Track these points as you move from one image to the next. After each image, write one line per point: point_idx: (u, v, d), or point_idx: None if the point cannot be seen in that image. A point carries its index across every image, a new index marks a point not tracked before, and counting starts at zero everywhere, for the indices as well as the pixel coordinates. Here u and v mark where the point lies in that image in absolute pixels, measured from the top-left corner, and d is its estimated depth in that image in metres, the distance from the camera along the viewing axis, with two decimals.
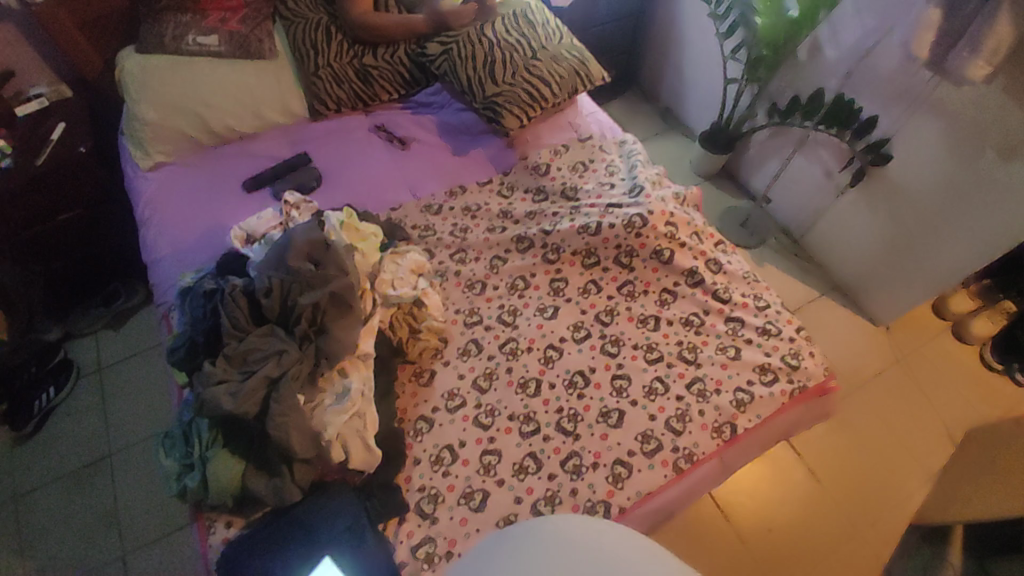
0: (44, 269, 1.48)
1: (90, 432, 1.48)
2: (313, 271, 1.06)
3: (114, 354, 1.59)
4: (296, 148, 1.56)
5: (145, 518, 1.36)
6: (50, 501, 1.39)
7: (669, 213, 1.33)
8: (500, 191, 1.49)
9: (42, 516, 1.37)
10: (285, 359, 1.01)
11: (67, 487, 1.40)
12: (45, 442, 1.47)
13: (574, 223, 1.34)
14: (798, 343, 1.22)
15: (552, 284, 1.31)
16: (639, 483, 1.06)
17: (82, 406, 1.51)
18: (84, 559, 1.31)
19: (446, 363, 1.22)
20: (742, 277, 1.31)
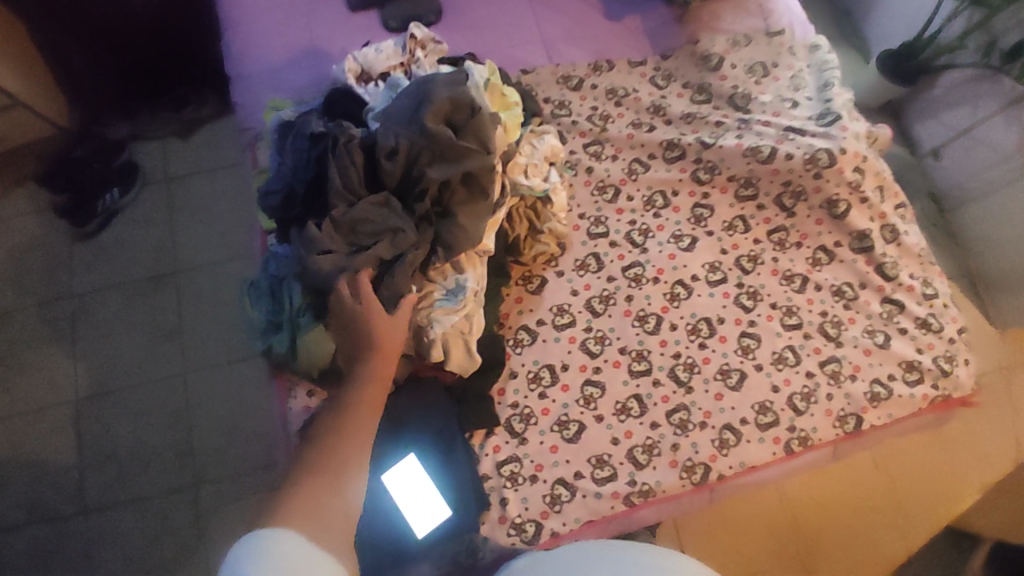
0: (117, 58, 1.33)
1: (156, 244, 1.38)
2: (450, 139, 0.86)
3: (182, 167, 1.43)
4: None
5: (209, 346, 1.30)
6: (111, 307, 1.34)
7: (862, 156, 1.08)
8: (654, 77, 1.21)
9: (102, 319, 1.33)
10: (401, 241, 0.86)
11: (131, 296, 1.34)
12: (106, 245, 1.38)
13: (742, 142, 1.10)
14: (956, 346, 1.07)
15: (694, 210, 1.12)
16: (744, 454, 0.99)
17: (146, 216, 1.40)
18: (145, 373, 1.29)
19: (560, 274, 1.08)
20: (917, 255, 1.10)
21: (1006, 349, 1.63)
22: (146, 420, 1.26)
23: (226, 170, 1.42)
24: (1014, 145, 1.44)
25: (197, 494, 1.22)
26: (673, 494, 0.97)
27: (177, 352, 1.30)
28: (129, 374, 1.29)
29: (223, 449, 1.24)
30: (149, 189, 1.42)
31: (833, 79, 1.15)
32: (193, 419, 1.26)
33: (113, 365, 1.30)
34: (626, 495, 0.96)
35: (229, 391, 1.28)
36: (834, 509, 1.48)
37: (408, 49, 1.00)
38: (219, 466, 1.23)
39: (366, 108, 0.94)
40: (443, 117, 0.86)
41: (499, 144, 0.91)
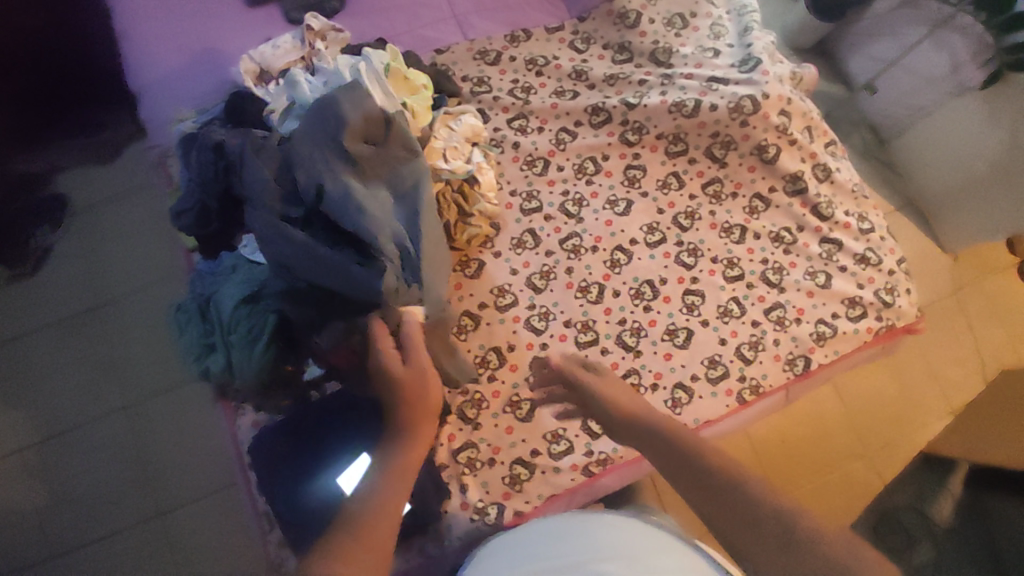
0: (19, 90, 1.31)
1: (81, 278, 1.29)
2: (375, 152, 0.85)
3: (101, 193, 1.35)
4: None
5: (149, 376, 1.22)
6: (37, 347, 1.24)
7: (786, 99, 1.06)
8: (573, 42, 1.18)
9: (27, 363, 1.24)
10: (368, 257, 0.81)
11: (58, 333, 1.25)
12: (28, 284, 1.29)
13: (666, 97, 1.09)
14: (896, 276, 1.07)
15: (626, 172, 1.10)
16: (699, 410, 0.99)
17: (69, 250, 1.31)
18: (80, 414, 1.20)
19: (497, 256, 1.06)
20: (850, 190, 1.11)
21: (955, 273, 1.66)
22: (89, 461, 1.16)
23: (141, 187, 1.33)
24: (944, 70, 1.44)
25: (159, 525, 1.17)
26: (632, 459, 0.97)
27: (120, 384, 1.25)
28: (64, 416, 1.20)
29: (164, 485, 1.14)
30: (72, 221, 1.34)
31: (752, 24, 1.14)
32: (139, 455, 1.18)
33: (42, 409, 1.20)
34: (586, 466, 0.96)
35: (174, 419, 1.20)
36: (801, 445, 1.53)
37: (307, 42, 0.96)
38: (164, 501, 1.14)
39: (267, 108, 0.90)
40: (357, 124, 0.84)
41: (411, 130, 0.89)
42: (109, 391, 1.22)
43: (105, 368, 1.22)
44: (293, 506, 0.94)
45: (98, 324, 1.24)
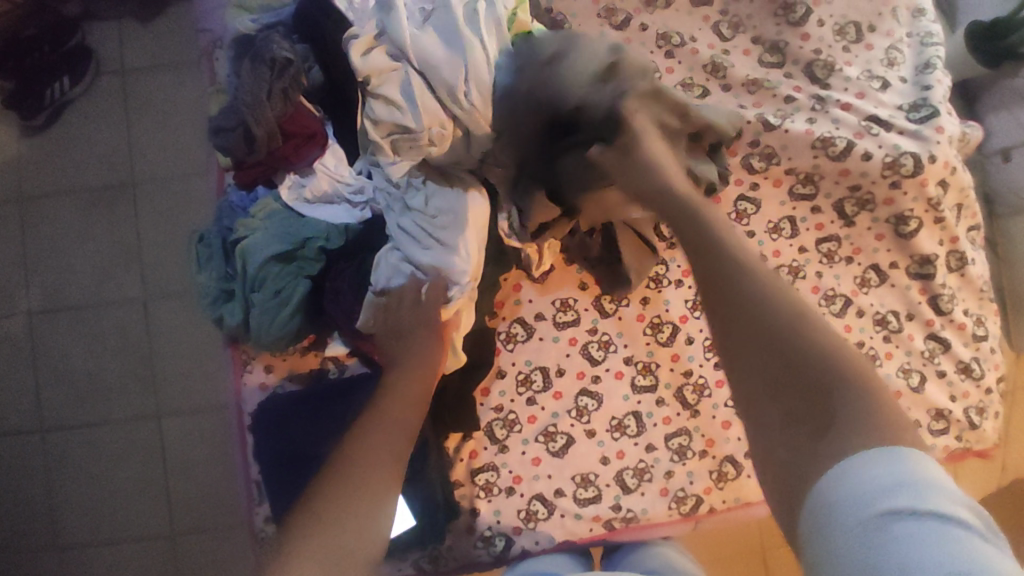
0: None
1: (111, 144, 1.13)
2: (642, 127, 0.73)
3: (143, 56, 1.14)
4: None
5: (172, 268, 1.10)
6: (63, 213, 1.12)
7: (952, 168, 0.90)
8: (718, 24, 0.97)
9: (48, 225, 1.12)
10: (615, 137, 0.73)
11: (87, 203, 1.12)
12: (59, 143, 1.13)
13: (812, 128, 0.90)
14: (991, 397, 0.96)
15: (737, 203, 0.94)
16: (742, 491, 0.90)
17: (105, 113, 1.13)
18: (100, 293, 1.10)
19: (570, 265, 0.91)
20: (978, 289, 0.96)
21: None
22: (95, 348, 1.09)
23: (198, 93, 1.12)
24: None
25: (154, 436, 1.07)
26: (657, 522, 0.89)
27: (132, 272, 1.10)
28: (76, 295, 1.10)
29: (172, 384, 1.08)
30: (100, 82, 1.14)
31: (936, 60, 0.94)
32: (154, 360, 1.09)
33: (61, 284, 1.11)
34: (608, 519, 0.88)
35: (182, 327, 1.09)
36: None
37: None
38: (165, 408, 1.08)
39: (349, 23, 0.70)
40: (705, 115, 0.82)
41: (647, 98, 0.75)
42: (126, 275, 1.10)
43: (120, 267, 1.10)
44: (291, 488, 0.83)
45: (131, 201, 1.12)
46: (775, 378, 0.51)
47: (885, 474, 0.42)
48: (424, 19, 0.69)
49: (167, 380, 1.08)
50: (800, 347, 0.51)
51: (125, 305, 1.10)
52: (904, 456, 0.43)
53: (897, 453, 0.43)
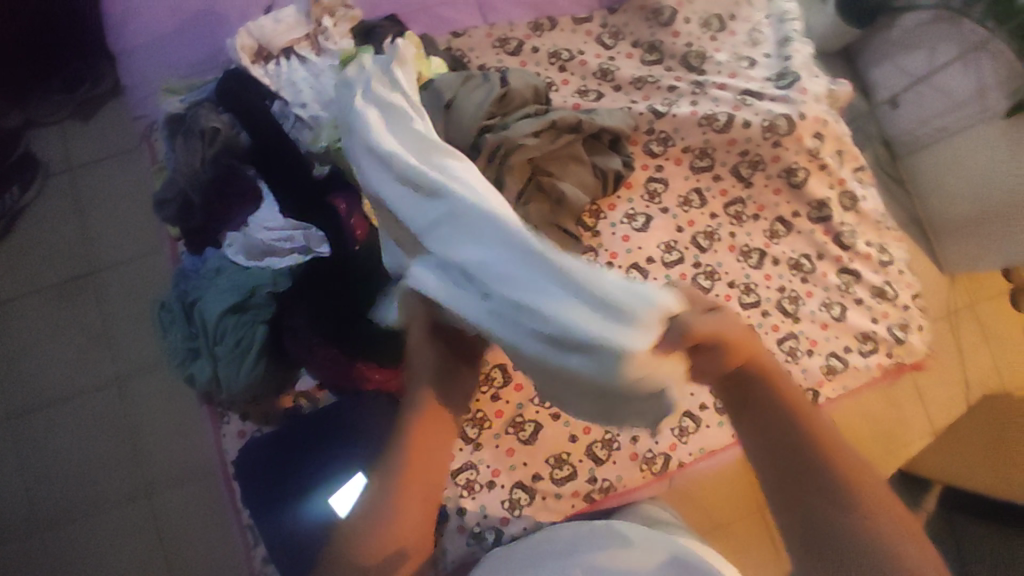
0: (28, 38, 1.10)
1: (67, 242, 1.20)
2: (534, 123, 0.86)
3: (87, 152, 1.22)
4: None
5: (141, 345, 1.15)
6: (30, 313, 1.17)
7: (822, 121, 1.02)
8: (601, 36, 1.10)
9: (18, 326, 1.17)
10: (520, 137, 0.85)
11: (51, 299, 1.17)
12: (17, 249, 1.19)
13: (696, 109, 1.02)
14: (910, 312, 1.06)
15: (648, 185, 1.04)
16: (703, 440, 0.98)
17: (57, 212, 1.20)
18: (75, 382, 1.14)
19: None
20: (875, 221, 1.07)
21: (954, 295, 1.65)
22: (77, 435, 1.12)
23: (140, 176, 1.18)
24: None
25: (145, 511, 1.09)
26: (633, 486, 0.95)
27: (105, 356, 1.15)
28: (53, 389, 1.14)
29: (158, 456, 1.12)
30: (51, 186, 1.21)
31: (792, 34, 1.07)
32: (137, 437, 1.12)
33: (37, 380, 1.14)
34: (587, 492, 0.94)
35: (158, 400, 1.14)
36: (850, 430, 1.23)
37: (313, 18, 0.86)
38: (153, 480, 1.11)
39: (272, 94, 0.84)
40: (598, 118, 0.97)
41: (524, 97, 0.88)
42: (99, 360, 1.15)
43: (92, 352, 1.15)
44: (282, 524, 0.86)
45: (95, 289, 1.18)
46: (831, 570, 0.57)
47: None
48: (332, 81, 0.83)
49: (153, 451, 1.12)
50: (842, 541, 0.56)
51: (101, 389, 1.14)
52: None
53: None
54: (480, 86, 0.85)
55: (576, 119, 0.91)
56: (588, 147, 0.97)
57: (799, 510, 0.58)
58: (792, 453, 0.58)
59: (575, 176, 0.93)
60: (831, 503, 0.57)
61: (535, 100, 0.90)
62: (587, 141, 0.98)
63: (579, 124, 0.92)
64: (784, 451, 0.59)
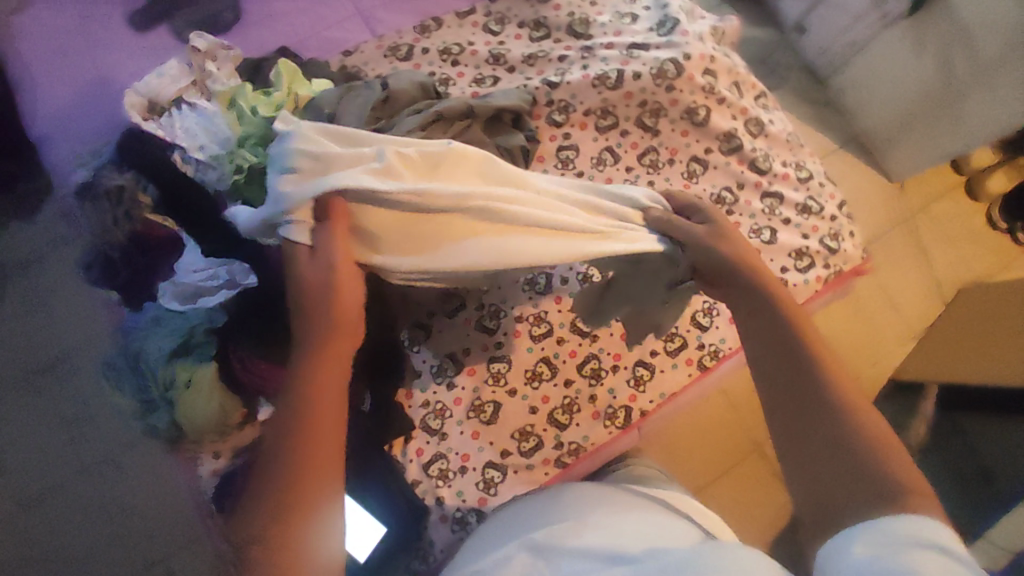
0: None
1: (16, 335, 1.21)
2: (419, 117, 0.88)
3: None
4: None
5: (106, 420, 1.16)
6: None
7: (709, 57, 1.04)
8: (487, 24, 1.13)
9: None
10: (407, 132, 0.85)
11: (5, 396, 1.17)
12: None
13: (588, 72, 1.05)
14: (839, 221, 1.08)
15: (559, 154, 1.07)
16: (661, 385, 0.99)
17: None
18: (44, 471, 1.14)
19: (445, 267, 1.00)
20: (785, 141, 1.10)
21: (905, 200, 1.66)
22: (57, 521, 1.12)
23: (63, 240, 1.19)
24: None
25: None
26: (602, 444, 0.97)
27: (70, 439, 1.15)
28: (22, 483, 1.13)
29: (143, 522, 1.12)
30: None
31: None
32: (119, 509, 1.13)
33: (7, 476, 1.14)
34: (557, 457, 0.96)
35: (133, 469, 1.15)
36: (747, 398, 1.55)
37: (196, 65, 0.91)
38: (144, 546, 1.11)
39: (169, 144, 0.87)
40: (493, 100, 1.00)
41: (407, 96, 0.90)
42: (63, 444, 1.15)
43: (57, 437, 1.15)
44: None
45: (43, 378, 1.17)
46: (816, 462, 0.61)
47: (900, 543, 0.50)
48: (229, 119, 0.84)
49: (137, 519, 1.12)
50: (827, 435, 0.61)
51: (76, 469, 1.14)
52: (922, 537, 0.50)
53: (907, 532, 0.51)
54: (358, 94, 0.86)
55: (465, 107, 0.93)
56: (489, 130, 1.00)
57: (789, 414, 0.65)
58: (804, 385, 0.65)
59: None
60: (820, 401, 0.63)
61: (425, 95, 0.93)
62: (488, 124, 1.01)
63: (471, 110, 0.94)
64: (779, 358, 0.67)
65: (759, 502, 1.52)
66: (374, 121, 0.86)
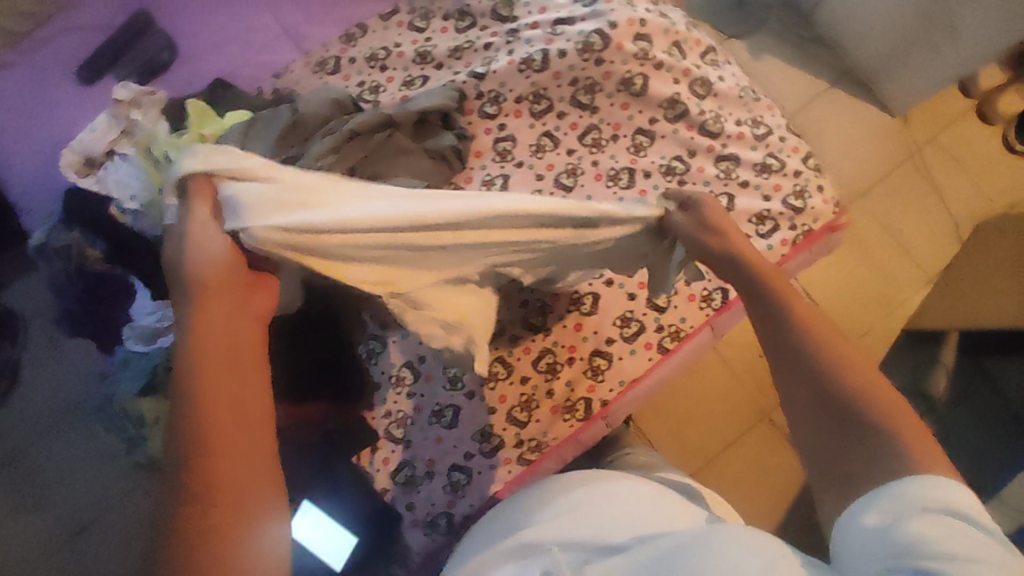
0: None
1: None
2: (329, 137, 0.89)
3: None
4: (170, 23, 1.12)
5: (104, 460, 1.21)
6: None
7: (638, 21, 0.97)
8: (412, 22, 1.10)
9: None
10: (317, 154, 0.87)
11: None
12: None
13: (512, 57, 1.01)
14: (805, 177, 1.00)
15: (496, 147, 1.04)
16: (620, 372, 0.97)
17: None
18: None
19: None
20: (737, 97, 1.02)
21: (910, 134, 1.52)
22: None
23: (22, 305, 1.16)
24: None
25: None
26: (565, 438, 0.96)
27: None
28: None
29: None
30: None
31: None
32: None
33: None
34: (519, 455, 0.96)
35: None
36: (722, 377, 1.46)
37: (122, 116, 0.92)
38: None
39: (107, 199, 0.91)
40: (415, 104, 0.98)
41: (319, 116, 0.90)
42: None
43: None
44: None
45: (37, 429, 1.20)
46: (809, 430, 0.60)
47: (906, 505, 0.50)
48: (147, 169, 0.86)
49: None
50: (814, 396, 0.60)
51: None
52: (928, 485, 0.50)
53: (917, 484, 0.51)
54: (266, 123, 0.87)
55: (380, 118, 0.92)
56: (416, 135, 0.99)
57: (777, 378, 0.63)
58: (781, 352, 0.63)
59: (405, 167, 0.94)
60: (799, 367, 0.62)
61: (341, 111, 0.94)
62: (415, 129, 0.99)
63: (389, 119, 0.93)
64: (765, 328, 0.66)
65: (766, 479, 1.42)
66: (287, 147, 0.88)
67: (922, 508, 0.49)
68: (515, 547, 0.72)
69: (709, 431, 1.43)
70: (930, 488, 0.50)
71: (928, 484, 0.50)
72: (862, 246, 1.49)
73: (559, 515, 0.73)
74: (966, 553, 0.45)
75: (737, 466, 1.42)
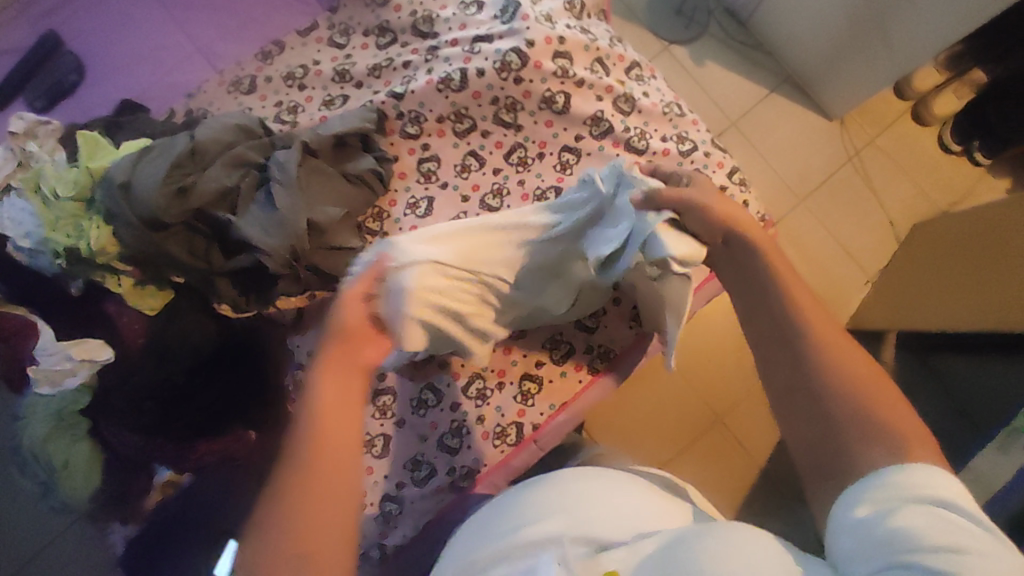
0: None
1: None
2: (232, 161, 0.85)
3: None
4: (74, 44, 1.06)
5: None
6: None
7: (558, 38, 0.95)
8: (331, 39, 1.07)
9: None
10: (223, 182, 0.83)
11: None
12: None
13: (432, 76, 0.98)
14: (730, 191, 1.00)
15: (421, 167, 1.01)
16: (552, 394, 0.96)
17: None
18: None
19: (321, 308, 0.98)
20: (661, 113, 1.01)
21: (847, 139, 1.54)
22: None
23: None
24: None
25: None
26: (497, 463, 0.95)
27: None
28: None
29: None
30: None
31: None
32: None
33: None
34: (454, 482, 0.94)
35: None
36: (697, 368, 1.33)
37: (16, 149, 0.86)
38: None
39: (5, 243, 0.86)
40: (330, 127, 0.95)
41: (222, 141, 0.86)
42: None
43: None
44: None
45: None
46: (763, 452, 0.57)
47: (897, 494, 0.48)
48: (35, 205, 0.81)
49: None
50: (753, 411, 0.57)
51: None
52: (914, 476, 0.49)
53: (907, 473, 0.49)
54: (162, 152, 0.82)
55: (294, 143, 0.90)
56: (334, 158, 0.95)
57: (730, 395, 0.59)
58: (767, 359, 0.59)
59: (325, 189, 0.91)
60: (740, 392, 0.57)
61: (249, 137, 0.90)
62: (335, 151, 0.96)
63: (303, 147, 0.90)
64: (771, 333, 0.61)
65: (731, 469, 1.29)
66: (181, 176, 0.81)
67: (909, 500, 0.48)
68: (506, 546, 0.61)
69: (677, 420, 1.31)
70: (912, 477, 0.49)
71: (917, 474, 0.49)
72: (806, 249, 1.50)
73: (552, 515, 0.64)
74: (956, 541, 0.44)
75: (700, 458, 1.30)
